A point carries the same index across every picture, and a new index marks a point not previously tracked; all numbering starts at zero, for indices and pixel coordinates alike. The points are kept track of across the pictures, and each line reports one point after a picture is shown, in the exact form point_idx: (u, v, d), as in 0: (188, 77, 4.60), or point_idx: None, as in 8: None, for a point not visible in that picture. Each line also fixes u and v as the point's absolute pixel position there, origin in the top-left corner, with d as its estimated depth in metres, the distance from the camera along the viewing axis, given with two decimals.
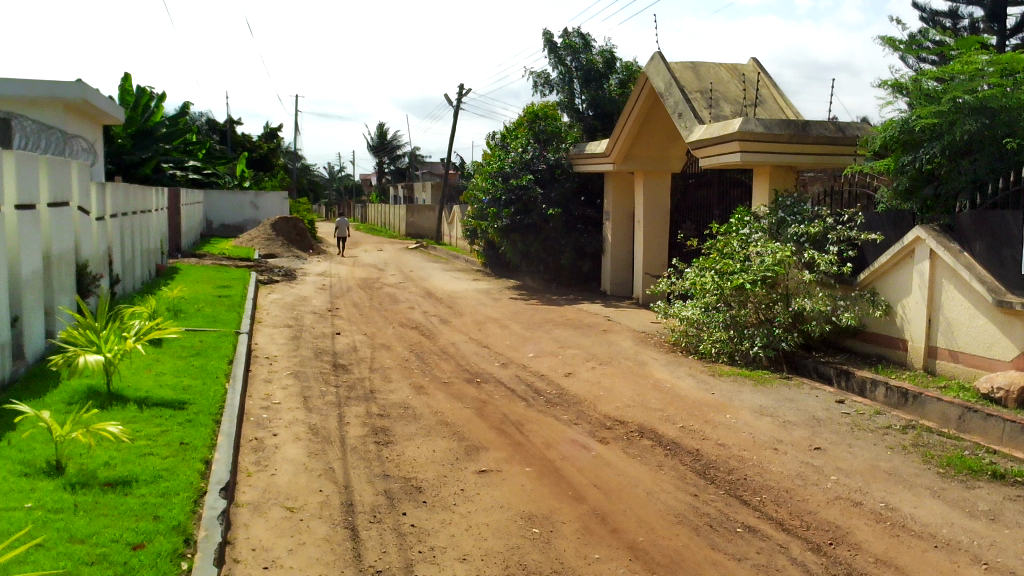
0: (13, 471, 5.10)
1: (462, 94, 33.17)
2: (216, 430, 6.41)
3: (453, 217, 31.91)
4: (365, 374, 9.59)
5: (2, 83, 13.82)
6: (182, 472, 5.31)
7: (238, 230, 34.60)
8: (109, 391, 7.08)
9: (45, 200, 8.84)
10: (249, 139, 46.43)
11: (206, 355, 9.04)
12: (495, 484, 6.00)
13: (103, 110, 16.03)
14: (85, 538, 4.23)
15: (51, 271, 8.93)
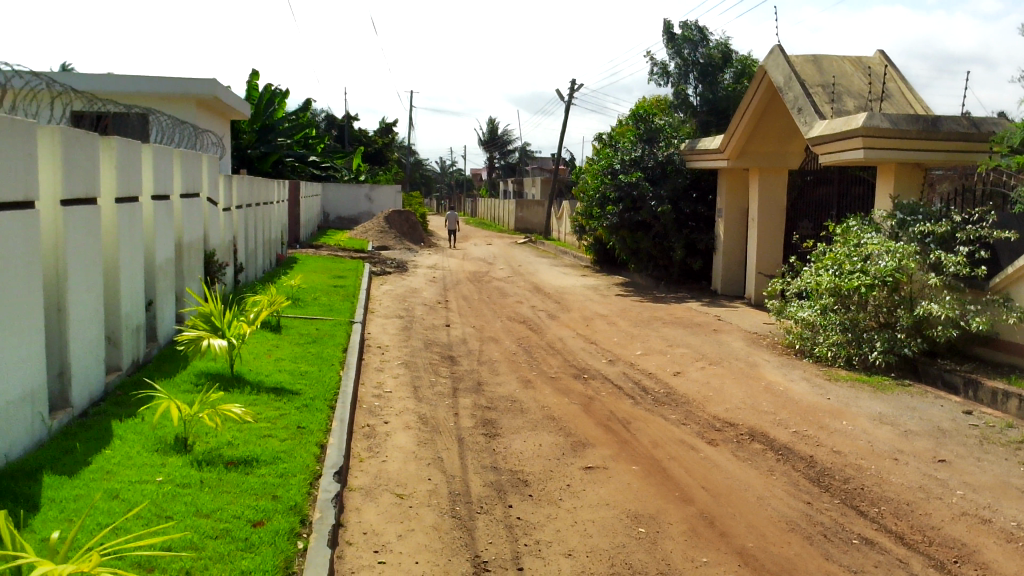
0: (146, 446, 5.41)
1: (574, 89, 33.09)
2: (331, 415, 6.62)
3: (562, 212, 31.91)
4: (472, 367, 9.70)
5: (139, 80, 14.59)
6: (299, 455, 5.52)
7: (353, 223, 35.60)
8: (233, 374, 7.42)
9: (178, 191, 9.31)
10: (365, 134, 47.76)
11: (322, 343, 9.36)
12: (601, 482, 5.97)
13: (230, 105, 16.75)
14: (210, 513, 4.44)
15: (182, 258, 9.43)
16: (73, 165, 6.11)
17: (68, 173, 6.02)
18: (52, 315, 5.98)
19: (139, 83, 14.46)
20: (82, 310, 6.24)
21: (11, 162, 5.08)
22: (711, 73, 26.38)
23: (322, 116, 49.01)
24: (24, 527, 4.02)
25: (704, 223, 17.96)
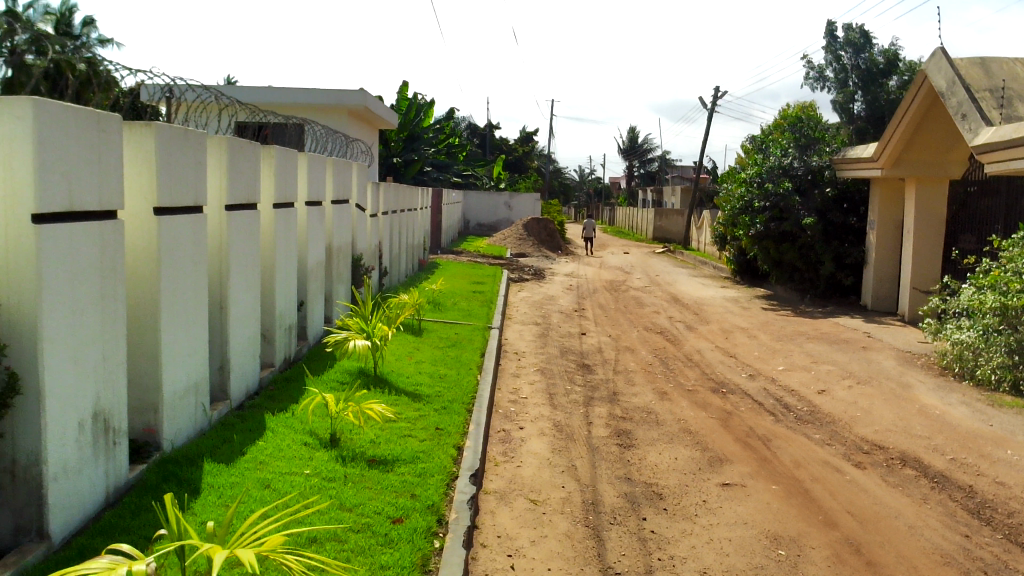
0: (296, 440, 5.69)
1: (720, 96, 32.48)
2: (468, 418, 6.75)
3: (703, 222, 31.28)
4: (608, 376, 9.65)
5: (298, 91, 15.36)
6: (437, 455, 5.66)
7: (493, 230, 36.31)
8: (376, 374, 7.70)
9: (329, 197, 9.75)
10: (506, 143, 48.61)
11: (461, 347, 9.56)
12: (740, 500, 5.81)
13: (378, 115, 17.41)
14: (353, 507, 4.62)
15: (332, 261, 9.88)
16: (237, 172, 6.51)
17: (233, 179, 6.41)
18: (215, 313, 6.39)
19: (297, 94, 15.22)
20: (242, 309, 6.64)
21: (184, 168, 5.47)
22: (874, 80, 26.32)
23: (465, 124, 50.13)
24: (187, 509, 4.31)
25: (855, 236, 17.15)
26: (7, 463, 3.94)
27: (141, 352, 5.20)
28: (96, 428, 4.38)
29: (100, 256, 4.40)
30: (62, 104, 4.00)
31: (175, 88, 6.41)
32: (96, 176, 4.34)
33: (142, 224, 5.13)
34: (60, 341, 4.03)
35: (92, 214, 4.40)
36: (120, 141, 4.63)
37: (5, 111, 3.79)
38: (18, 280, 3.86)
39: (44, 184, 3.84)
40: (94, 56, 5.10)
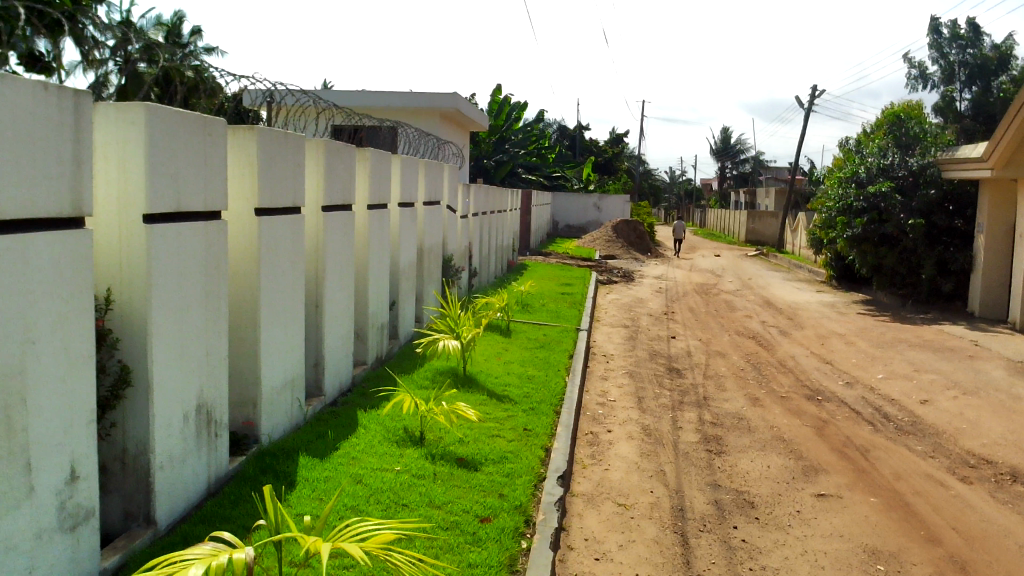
0: (387, 437, 5.79)
1: (818, 95, 31.52)
2: (556, 420, 6.74)
3: (798, 225, 30.42)
4: (698, 381, 9.48)
5: (393, 94, 15.65)
6: (525, 456, 5.67)
7: (581, 231, 36.18)
8: (465, 373, 7.78)
9: (421, 198, 9.91)
10: (596, 144, 48.43)
11: (549, 348, 9.56)
12: (835, 511, 5.62)
13: (470, 116, 17.61)
14: (442, 505, 4.68)
15: (423, 262, 10.05)
16: (334, 174, 6.68)
17: (329, 180, 6.58)
18: (311, 311, 6.57)
19: (394, 97, 15.51)
20: (337, 308, 6.81)
21: (283, 170, 5.64)
22: (984, 76, 25.11)
23: (554, 126, 50.15)
24: (283, 501, 4.45)
25: (961, 239, 16.39)
26: (118, 451, 4.14)
27: (242, 348, 5.39)
28: (199, 420, 4.57)
29: (205, 255, 4.58)
30: (172, 109, 4.17)
31: (275, 94, 6.62)
32: (202, 178, 4.52)
33: (244, 224, 5.32)
34: (168, 336, 4.22)
35: (197, 215, 4.58)
36: (224, 144, 4.81)
37: (120, 117, 3.98)
38: (130, 278, 4.04)
39: (154, 185, 4.01)
40: (201, 64, 5.32)
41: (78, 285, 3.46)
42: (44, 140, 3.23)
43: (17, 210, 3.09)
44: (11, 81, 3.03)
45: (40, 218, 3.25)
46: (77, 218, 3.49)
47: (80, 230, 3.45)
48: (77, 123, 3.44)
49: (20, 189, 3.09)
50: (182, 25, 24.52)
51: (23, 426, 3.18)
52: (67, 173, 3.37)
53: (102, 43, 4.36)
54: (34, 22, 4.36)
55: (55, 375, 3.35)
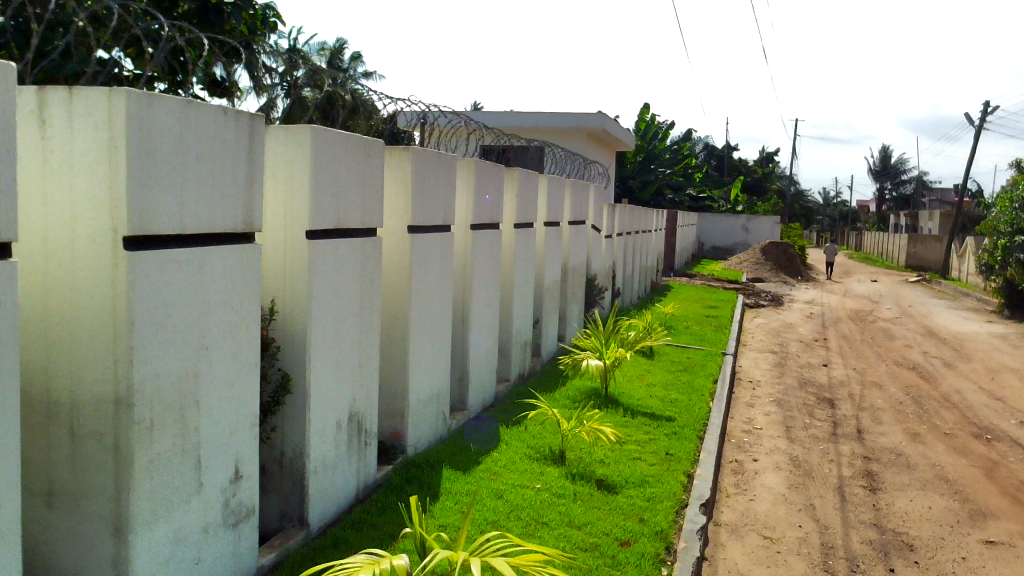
0: (528, 454, 5.83)
1: (989, 111, 29.45)
2: (700, 446, 6.57)
3: (965, 250, 28.46)
4: (852, 412, 9.02)
5: (542, 115, 15.83)
6: (666, 481, 5.56)
7: (728, 253, 35.31)
8: (607, 394, 7.72)
9: (567, 218, 9.98)
10: (746, 164, 47.20)
11: (693, 372, 9.35)
12: (1006, 561, 5.19)
13: (617, 136, 17.58)
14: (582, 526, 4.65)
15: (567, 281, 10.08)
16: (482, 193, 6.82)
17: (478, 199, 6.73)
18: (457, 326, 6.72)
19: (543, 118, 15.69)
20: (481, 324, 6.94)
21: (435, 189, 5.82)
22: None
23: (701, 146, 49.26)
24: (428, 512, 4.55)
25: None
26: (276, 453, 4.37)
27: (392, 360, 5.58)
28: (351, 428, 4.77)
29: (361, 269, 4.78)
30: (336, 131, 4.38)
31: (429, 115, 6.84)
32: (360, 196, 4.73)
33: (397, 241, 5.51)
34: (325, 347, 4.42)
35: (355, 231, 4.79)
36: (381, 164, 5.01)
37: (288, 138, 4.22)
38: (293, 289, 4.26)
39: (316, 203, 4.23)
40: (361, 88, 5.56)
41: (247, 297, 3.69)
42: (222, 160, 3.48)
43: (197, 226, 3.33)
44: (195, 107, 3.28)
45: (217, 233, 3.49)
46: (248, 233, 3.72)
47: (251, 245, 3.68)
48: (251, 144, 3.68)
49: (202, 206, 3.34)
50: (342, 52, 25.79)
51: (195, 426, 3.41)
52: (241, 192, 3.61)
53: (274, 69, 4.63)
54: (215, 50, 4.69)
55: (226, 380, 3.59)
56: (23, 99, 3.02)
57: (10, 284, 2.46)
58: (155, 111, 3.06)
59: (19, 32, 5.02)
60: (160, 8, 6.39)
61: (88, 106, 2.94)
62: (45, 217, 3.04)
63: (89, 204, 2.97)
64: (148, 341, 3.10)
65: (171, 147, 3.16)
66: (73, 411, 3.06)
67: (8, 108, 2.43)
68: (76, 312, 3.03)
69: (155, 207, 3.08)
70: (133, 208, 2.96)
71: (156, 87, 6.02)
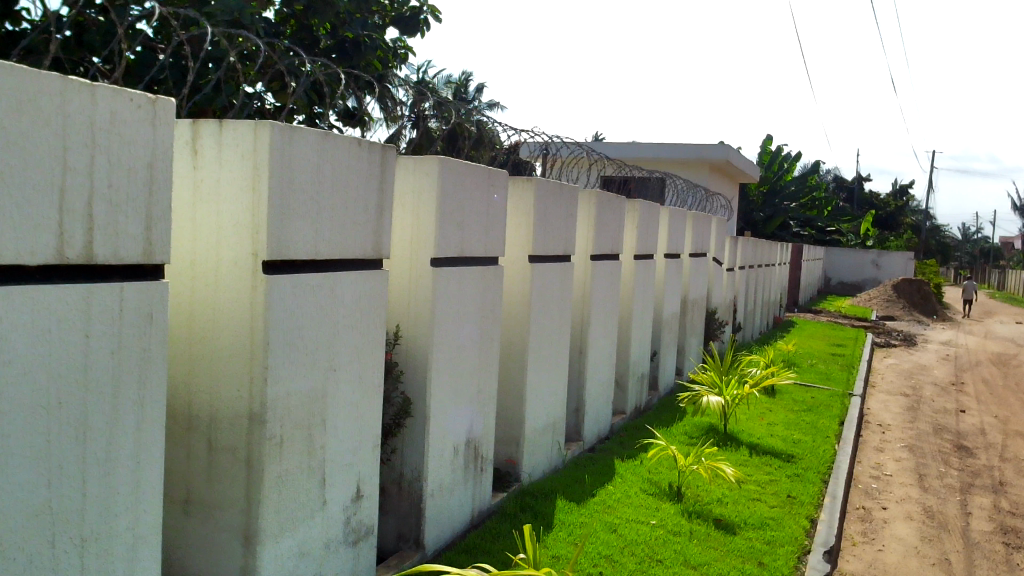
0: (643, 489, 5.75)
1: None
2: (824, 489, 6.30)
3: None
4: (993, 463, 8.45)
5: (665, 146, 15.72)
6: (788, 525, 5.35)
7: (857, 289, 33.89)
8: (726, 432, 7.52)
9: (688, 250, 9.85)
10: (878, 197, 45.32)
11: (818, 412, 8.99)
12: None
13: (741, 168, 17.25)
14: (698, 566, 4.54)
15: (686, 314, 9.93)
16: (603, 224, 6.82)
17: (599, 230, 6.74)
18: (574, 356, 6.72)
19: (666, 149, 15.57)
20: (599, 354, 6.91)
21: (556, 220, 5.87)
22: None
23: (830, 178, 47.64)
24: (542, 542, 4.55)
25: None
26: (395, 474, 4.47)
27: (509, 388, 5.62)
28: (467, 454, 4.84)
29: (482, 298, 4.87)
30: (462, 161, 4.50)
31: (551, 146, 6.88)
32: (483, 226, 4.82)
33: (518, 270, 5.58)
34: (445, 373, 4.51)
35: (478, 260, 4.88)
36: (505, 195, 5.10)
37: (417, 168, 4.34)
38: (416, 315, 4.37)
39: (441, 232, 4.35)
40: (486, 119, 5.67)
41: (374, 321, 3.82)
42: (355, 191, 3.63)
43: (331, 253, 3.48)
44: (332, 140, 3.44)
45: (347, 258, 3.64)
46: (377, 260, 3.86)
47: (378, 271, 3.82)
48: (382, 174, 3.82)
49: (334, 234, 3.49)
50: (467, 84, 26.43)
51: (322, 444, 3.55)
52: (371, 221, 3.75)
53: (404, 102, 4.79)
54: (349, 83, 4.90)
55: (351, 402, 3.72)
56: (179, 132, 3.24)
57: (162, 304, 2.62)
58: (296, 143, 3.23)
59: (176, 67, 5.40)
60: (303, 45, 6.73)
61: (235, 138, 3.12)
62: (193, 243, 3.24)
63: (233, 231, 3.16)
64: (282, 362, 3.25)
65: (309, 178, 3.33)
66: (210, 425, 3.23)
67: (167, 141, 2.61)
68: (216, 332, 3.20)
69: (293, 235, 3.24)
70: (272, 236, 3.13)
71: (296, 119, 6.31)
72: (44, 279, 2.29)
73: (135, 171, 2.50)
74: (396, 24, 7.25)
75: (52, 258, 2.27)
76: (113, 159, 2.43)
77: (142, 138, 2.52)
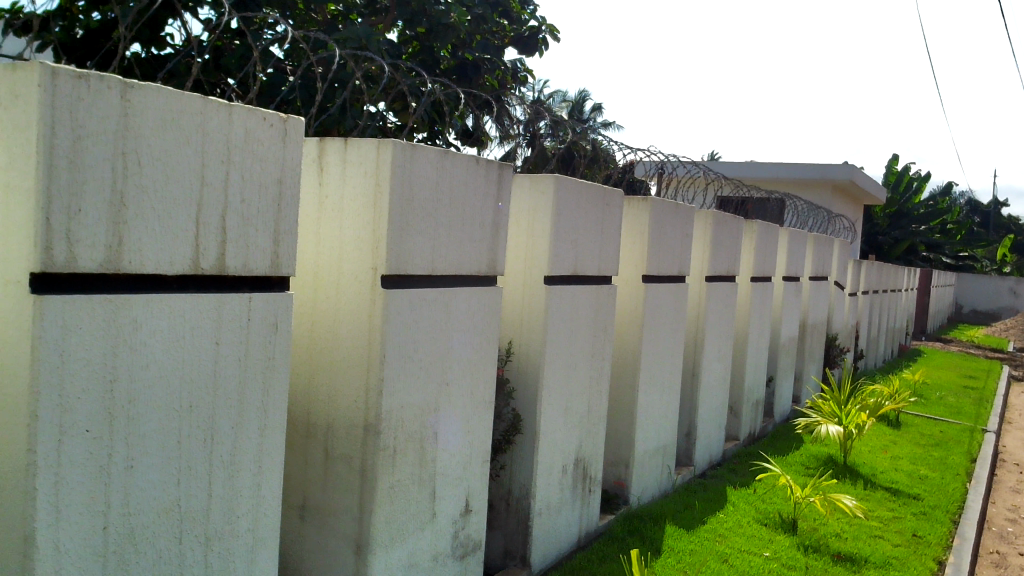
0: (756, 518, 5.56)
1: None
2: (954, 530, 5.93)
3: None
4: None
5: (786, 166, 15.31)
6: (913, 565, 5.06)
7: (993, 318, 31.95)
8: (846, 463, 7.20)
9: (808, 273, 9.53)
10: (1017, 222, 42.67)
11: (948, 447, 8.49)
12: None
13: (866, 188, 16.60)
14: None
15: (806, 339, 9.59)
16: (720, 245, 6.69)
17: (715, 251, 6.61)
18: (687, 379, 6.59)
19: (787, 169, 15.16)
20: (713, 377, 6.76)
21: (671, 239, 5.79)
22: None
23: (964, 201, 45.23)
24: (650, 568, 4.46)
25: None
26: (504, 491, 4.48)
27: (620, 409, 5.56)
28: (576, 473, 4.80)
29: (595, 316, 4.84)
30: (578, 180, 4.50)
31: (667, 165, 6.78)
32: (597, 245, 4.81)
33: (631, 289, 5.53)
34: (557, 391, 4.50)
35: (591, 279, 4.87)
36: (620, 214, 5.07)
37: (533, 186, 4.37)
38: (529, 331, 4.38)
39: (556, 251, 4.36)
40: (602, 138, 5.64)
41: (487, 337, 3.85)
42: (472, 208, 3.68)
43: (447, 269, 3.55)
44: (451, 157, 3.50)
45: (462, 274, 3.69)
46: (491, 277, 3.90)
47: (492, 288, 3.85)
48: (498, 192, 3.86)
49: (451, 250, 3.55)
50: (583, 103, 26.54)
51: (433, 457, 3.59)
52: (486, 237, 3.80)
53: (520, 122, 4.82)
54: (468, 102, 4.96)
55: (464, 417, 3.76)
56: (307, 148, 3.37)
57: (287, 314, 2.72)
58: (416, 161, 3.30)
59: (304, 88, 5.63)
60: (424, 66, 6.89)
61: (359, 155, 3.22)
62: (317, 255, 3.35)
63: (355, 244, 3.25)
64: (397, 375, 3.32)
65: (428, 195, 3.40)
66: (327, 433, 3.33)
67: (296, 159, 2.72)
68: (335, 343, 3.30)
69: (411, 251, 3.32)
70: (391, 251, 3.21)
71: (416, 138, 6.47)
72: (181, 287, 2.42)
73: (265, 186, 2.61)
74: (514, 44, 7.34)
75: (188, 268, 2.39)
76: (246, 175, 2.54)
77: (274, 156, 2.63)
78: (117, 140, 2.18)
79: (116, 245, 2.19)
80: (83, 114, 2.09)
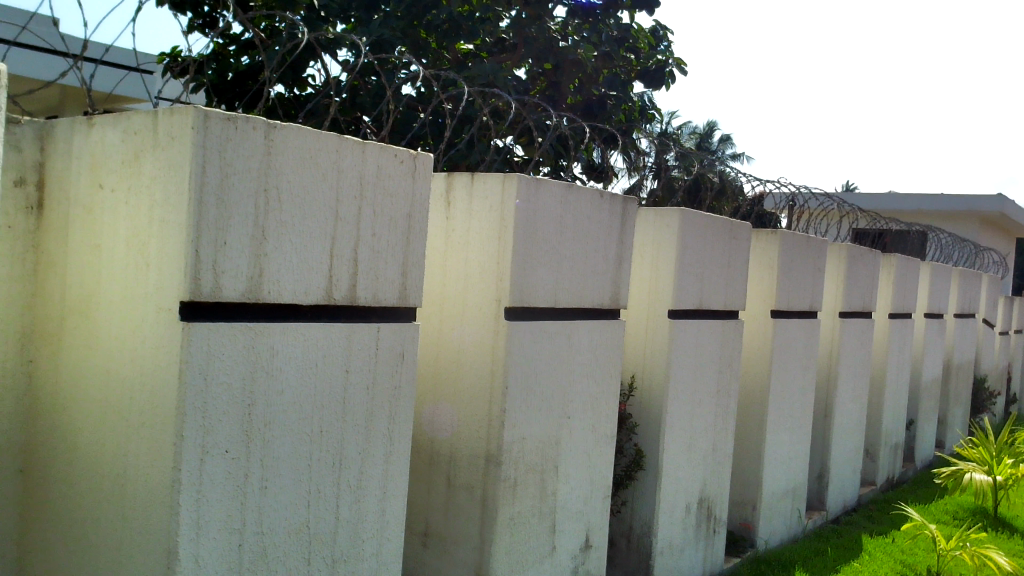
0: (895, 571, 5.23)
1: None
2: None
3: None
4: None
5: (929, 197, 14.57)
6: None
7: None
8: (996, 516, 6.69)
9: (953, 310, 9.00)
10: None
11: None
12: None
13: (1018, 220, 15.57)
14: None
15: (950, 380, 9.03)
16: (854, 279, 6.42)
17: (849, 285, 6.35)
18: (819, 418, 6.33)
19: (930, 201, 14.42)
20: (847, 418, 6.46)
21: (803, 273, 5.60)
22: None
23: None
24: None
25: None
26: (625, 527, 4.42)
27: (746, 447, 5.39)
28: (700, 513, 4.67)
29: (721, 351, 4.73)
30: (703, 213, 4.44)
31: (798, 197, 6.57)
32: (724, 278, 4.72)
33: (759, 324, 5.37)
34: (681, 427, 4.41)
35: (716, 313, 4.77)
36: (747, 248, 4.95)
37: (658, 220, 4.34)
38: (652, 365, 4.33)
39: (680, 284, 4.30)
40: (729, 170, 5.55)
41: (609, 370, 3.83)
42: (596, 242, 3.69)
43: (570, 301, 3.56)
44: (576, 192, 3.53)
45: (585, 307, 3.69)
46: (614, 310, 3.88)
47: (615, 321, 3.84)
48: (623, 225, 3.86)
49: (574, 283, 3.57)
50: (711, 135, 26.18)
51: (554, 490, 3.58)
52: (610, 271, 3.79)
53: (645, 155, 4.80)
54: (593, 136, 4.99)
55: (585, 451, 3.74)
56: (436, 183, 3.47)
57: (413, 344, 2.79)
58: (541, 194, 3.34)
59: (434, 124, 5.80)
60: (551, 101, 6.99)
61: (485, 190, 3.30)
62: (443, 285, 3.44)
63: (480, 276, 3.31)
64: (520, 407, 3.34)
65: (553, 229, 3.43)
66: (450, 462, 3.38)
67: (425, 193, 2.80)
68: (459, 372, 3.36)
69: (535, 283, 3.35)
70: (515, 283, 3.26)
71: (542, 172, 6.55)
72: (315, 316, 2.53)
73: (396, 221, 2.71)
74: (641, 78, 7.31)
75: (322, 298, 2.51)
76: (377, 210, 2.65)
77: (403, 191, 2.72)
78: (261, 176, 2.32)
79: (257, 276, 2.32)
80: (230, 153, 2.24)
